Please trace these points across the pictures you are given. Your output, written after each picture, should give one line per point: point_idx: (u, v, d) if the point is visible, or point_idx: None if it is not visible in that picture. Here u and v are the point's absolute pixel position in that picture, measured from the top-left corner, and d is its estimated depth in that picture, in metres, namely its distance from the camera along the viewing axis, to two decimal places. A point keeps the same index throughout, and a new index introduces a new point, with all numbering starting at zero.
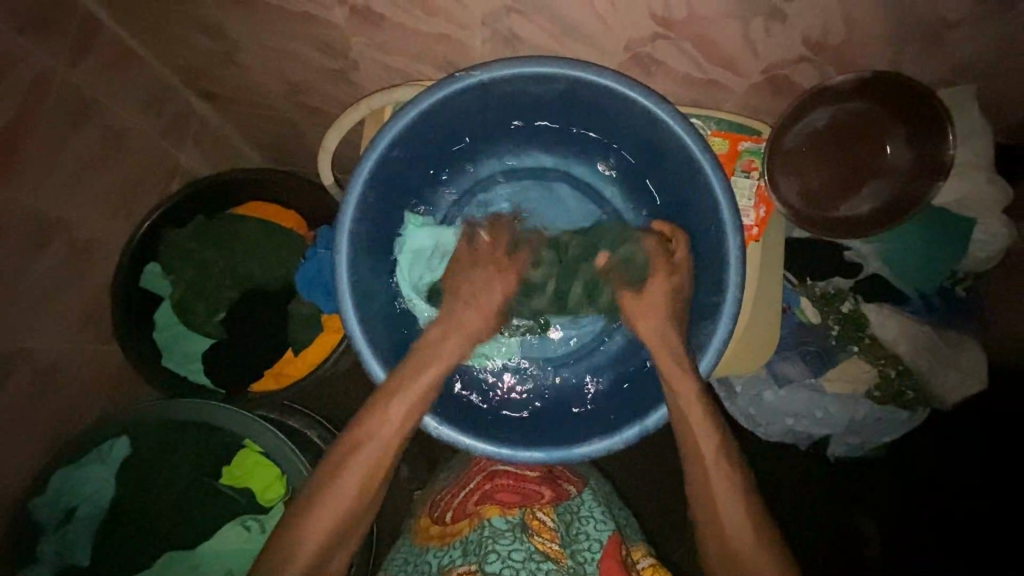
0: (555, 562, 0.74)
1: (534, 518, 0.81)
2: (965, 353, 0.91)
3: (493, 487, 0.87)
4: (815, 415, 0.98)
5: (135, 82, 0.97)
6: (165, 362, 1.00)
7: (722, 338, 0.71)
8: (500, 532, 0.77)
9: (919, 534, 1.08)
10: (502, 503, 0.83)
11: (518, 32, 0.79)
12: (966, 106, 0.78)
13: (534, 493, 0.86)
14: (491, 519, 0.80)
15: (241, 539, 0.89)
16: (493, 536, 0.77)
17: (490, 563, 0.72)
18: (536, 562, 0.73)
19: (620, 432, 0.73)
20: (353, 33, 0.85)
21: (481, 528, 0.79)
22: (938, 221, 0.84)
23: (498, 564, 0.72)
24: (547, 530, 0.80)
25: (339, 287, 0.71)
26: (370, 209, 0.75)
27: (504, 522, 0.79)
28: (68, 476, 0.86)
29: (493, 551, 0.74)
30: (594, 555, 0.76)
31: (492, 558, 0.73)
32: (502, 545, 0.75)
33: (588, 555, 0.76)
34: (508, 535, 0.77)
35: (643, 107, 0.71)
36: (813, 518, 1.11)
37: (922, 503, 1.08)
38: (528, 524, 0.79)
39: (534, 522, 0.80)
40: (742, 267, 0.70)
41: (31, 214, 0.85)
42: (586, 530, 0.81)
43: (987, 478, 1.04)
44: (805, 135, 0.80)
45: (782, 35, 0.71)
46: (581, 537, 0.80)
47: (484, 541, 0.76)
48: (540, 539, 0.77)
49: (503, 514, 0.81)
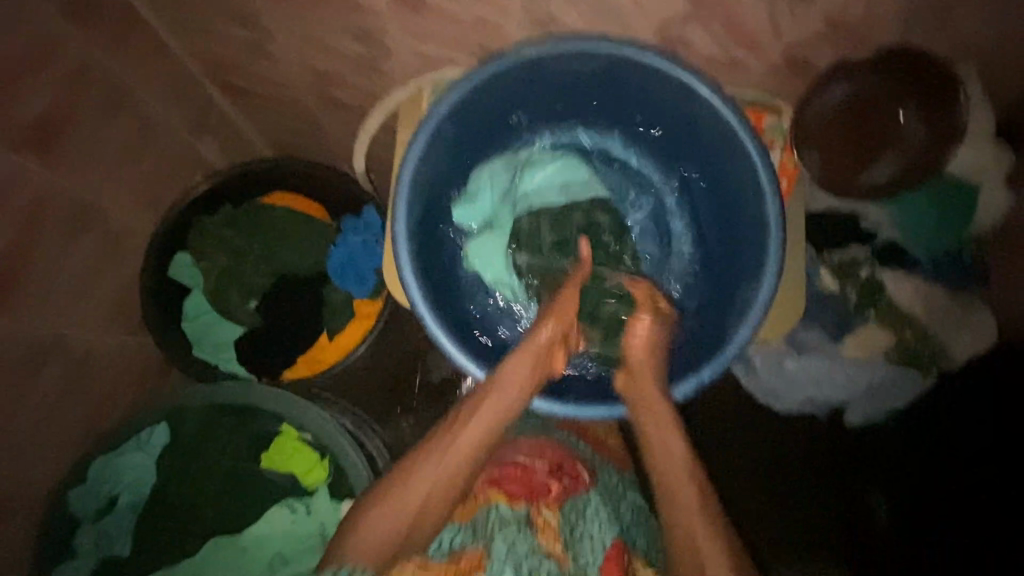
0: (557, 562, 0.73)
1: (539, 516, 0.77)
2: (976, 315, 0.97)
3: (503, 473, 0.82)
4: (835, 381, 1.02)
5: (164, 72, 0.97)
6: (196, 352, 0.99)
7: (770, 291, 0.74)
8: (505, 520, 0.75)
9: None
10: (509, 492, 0.79)
11: (556, 16, 0.82)
12: (970, 81, 0.82)
13: (541, 489, 0.81)
14: (496, 505, 0.77)
15: (284, 523, 0.87)
16: (500, 522, 0.75)
17: (496, 548, 0.71)
18: (539, 560, 0.72)
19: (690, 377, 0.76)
20: (391, 19, 0.88)
21: (488, 512, 0.76)
22: (948, 190, 0.90)
23: (504, 554, 0.71)
24: (552, 530, 0.76)
25: (398, 258, 0.73)
26: (423, 184, 0.77)
27: (511, 512, 0.76)
28: (106, 468, 0.85)
29: (498, 537, 0.73)
30: (597, 559, 0.74)
31: (498, 543, 0.72)
32: (508, 534, 0.73)
33: (591, 558, 0.74)
34: (513, 524, 0.74)
35: (681, 81, 0.75)
36: (824, 505, 1.19)
37: None
38: (533, 520, 0.77)
39: (539, 520, 0.77)
40: (783, 224, 0.74)
41: (65, 201, 0.84)
42: (590, 532, 0.77)
43: None
44: (824, 109, 0.86)
45: (806, 14, 0.77)
46: (585, 540, 0.76)
47: (490, 527, 0.74)
48: (544, 537, 0.75)
49: (510, 503, 0.77)
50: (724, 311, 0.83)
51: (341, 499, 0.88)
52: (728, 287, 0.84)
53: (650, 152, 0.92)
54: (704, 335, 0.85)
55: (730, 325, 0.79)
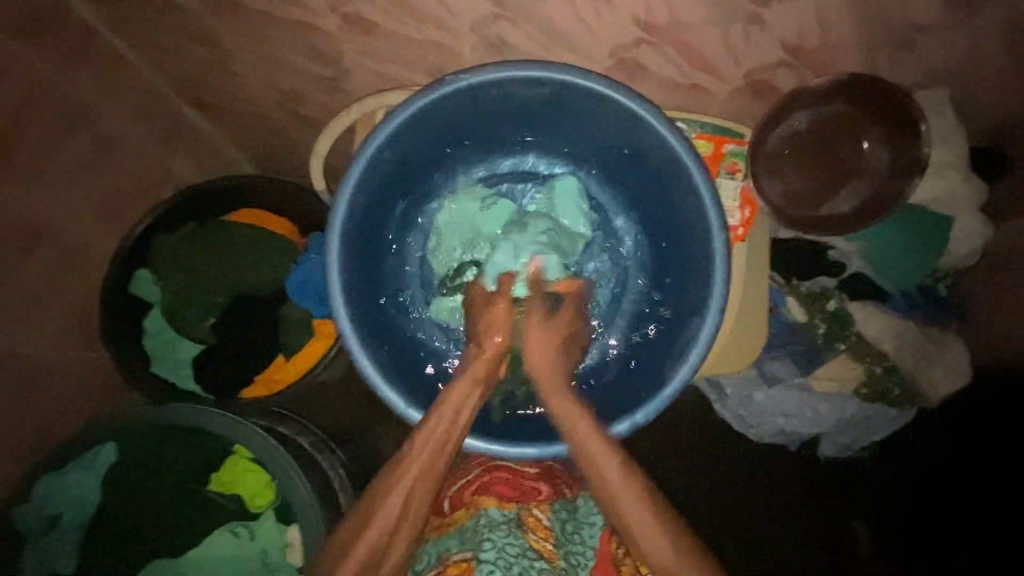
0: (548, 562, 0.74)
1: (531, 515, 0.78)
2: (948, 349, 0.93)
3: (492, 478, 0.80)
4: (804, 414, 0.97)
5: (127, 89, 0.97)
6: (151, 369, 0.98)
7: (711, 330, 0.72)
8: (496, 524, 0.75)
9: (936, 532, 1.06)
10: (500, 495, 0.78)
11: (509, 39, 0.80)
12: (940, 109, 0.80)
13: (530, 491, 0.79)
14: (487, 510, 0.77)
15: (230, 545, 0.88)
16: (489, 526, 0.76)
17: (483, 552, 0.73)
18: (529, 560, 0.73)
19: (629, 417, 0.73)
20: (346, 39, 0.86)
21: (478, 518, 0.77)
22: (917, 219, 0.88)
23: (493, 555, 0.73)
24: (543, 528, 0.77)
25: (331, 287, 0.73)
26: (362, 211, 0.77)
27: (501, 515, 0.77)
28: (49, 487, 0.85)
29: (487, 540, 0.74)
30: (587, 560, 0.75)
31: (486, 547, 0.73)
32: (498, 537, 0.74)
33: (581, 559, 0.75)
34: (504, 527, 0.75)
35: (627, 107, 0.72)
36: (812, 538, 1.10)
37: (939, 501, 1.06)
38: (523, 520, 0.77)
39: (530, 519, 0.77)
40: (727, 262, 0.72)
41: (19, 219, 0.85)
42: (580, 533, 0.77)
43: (991, 478, 1.03)
44: (786, 137, 0.83)
45: (762, 39, 0.74)
46: (575, 539, 0.76)
47: (479, 531, 0.75)
48: (535, 536, 0.75)
49: (500, 506, 0.77)
50: (665, 347, 0.81)
51: (289, 522, 0.89)
52: (675, 319, 0.82)
53: (605, 177, 0.89)
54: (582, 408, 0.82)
55: (671, 361, 0.78)
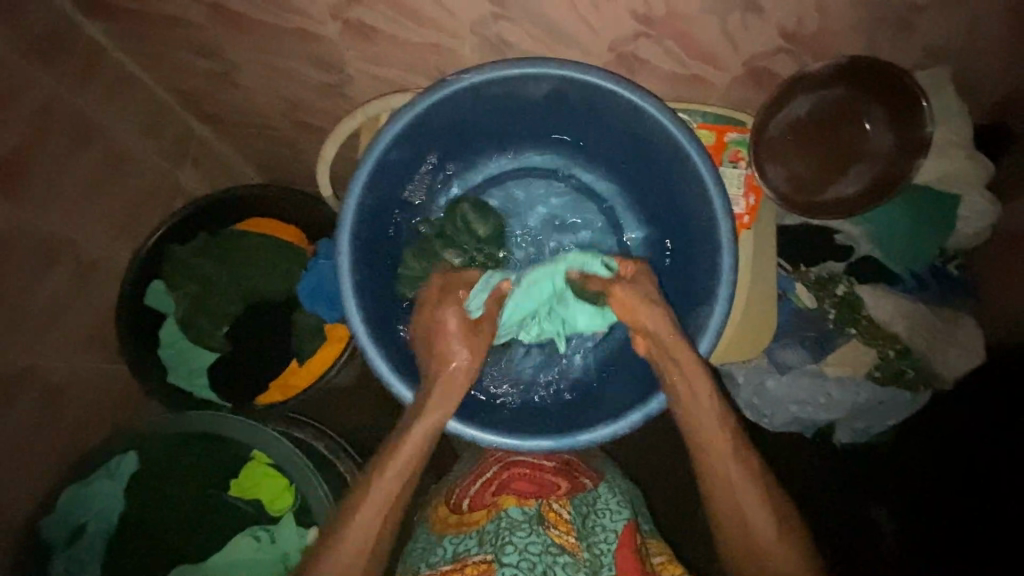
0: (572, 555, 0.71)
1: (550, 510, 0.76)
2: (961, 329, 0.93)
3: (510, 475, 0.80)
4: (819, 400, 0.97)
5: (136, 105, 0.99)
6: (168, 379, 1.00)
7: (720, 316, 0.73)
8: (516, 523, 0.72)
9: None
10: (519, 492, 0.77)
11: (507, 38, 0.80)
12: (942, 87, 0.81)
13: (550, 485, 0.79)
14: (507, 510, 0.75)
15: (252, 548, 0.90)
16: (510, 527, 0.72)
17: (506, 554, 0.69)
18: (553, 556, 0.70)
19: (624, 417, 0.73)
20: (347, 47, 0.87)
21: (499, 519, 0.74)
22: (923, 200, 0.88)
23: (516, 557, 0.69)
24: (564, 522, 0.75)
25: (343, 290, 0.73)
26: (369, 213, 0.77)
27: (521, 513, 0.74)
28: (76, 495, 0.88)
29: (509, 543, 0.70)
30: (610, 547, 0.72)
31: (509, 549, 0.69)
32: (519, 537, 0.71)
33: (604, 546, 0.72)
34: (524, 526, 0.72)
35: (629, 100, 0.73)
36: (832, 516, 1.12)
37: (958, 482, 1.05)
38: (544, 515, 0.75)
39: (550, 514, 0.75)
40: (735, 250, 0.73)
41: (38, 235, 0.87)
42: (601, 522, 0.75)
43: None
44: (788, 124, 0.83)
45: (760, 27, 0.74)
46: (598, 529, 0.75)
47: (500, 533, 0.72)
48: (557, 532, 0.73)
49: (520, 504, 0.75)
50: None
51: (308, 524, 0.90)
52: (683, 307, 0.82)
53: (606, 168, 0.91)
54: (590, 409, 0.82)
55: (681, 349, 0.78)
